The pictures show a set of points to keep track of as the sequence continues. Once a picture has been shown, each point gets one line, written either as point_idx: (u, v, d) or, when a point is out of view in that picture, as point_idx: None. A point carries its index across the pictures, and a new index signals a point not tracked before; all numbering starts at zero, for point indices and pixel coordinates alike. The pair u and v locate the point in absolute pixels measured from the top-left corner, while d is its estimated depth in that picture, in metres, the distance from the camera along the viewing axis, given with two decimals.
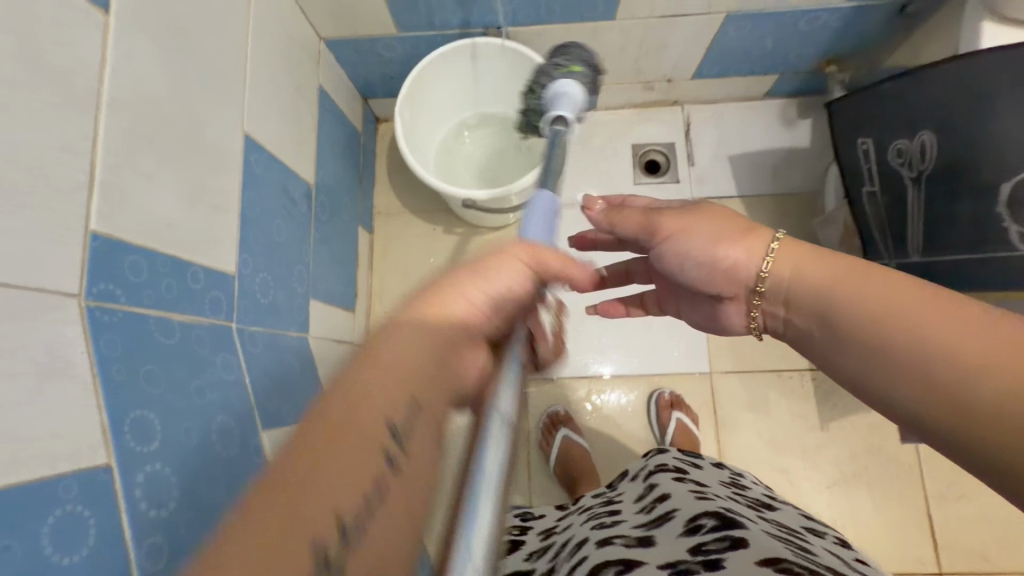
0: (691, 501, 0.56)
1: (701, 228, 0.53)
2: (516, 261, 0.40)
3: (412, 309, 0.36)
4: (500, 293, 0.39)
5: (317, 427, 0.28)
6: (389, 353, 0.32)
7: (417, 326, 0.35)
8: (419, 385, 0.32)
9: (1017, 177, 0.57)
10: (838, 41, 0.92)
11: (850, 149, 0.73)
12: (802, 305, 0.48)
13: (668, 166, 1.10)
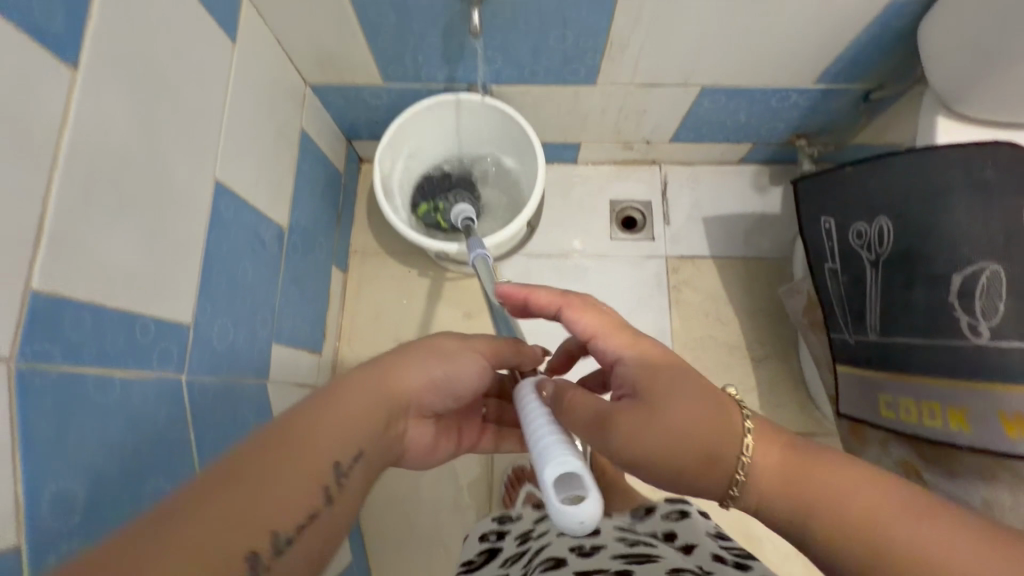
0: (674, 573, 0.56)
1: (660, 432, 0.42)
2: (470, 350, 0.54)
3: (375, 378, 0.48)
4: (444, 374, 0.52)
5: (278, 440, 0.37)
6: (352, 403, 0.44)
7: (373, 392, 0.46)
8: (370, 433, 0.44)
9: (965, 271, 0.60)
10: (807, 118, 0.96)
11: (814, 227, 0.75)
12: (774, 502, 0.40)
13: (644, 223, 1.12)
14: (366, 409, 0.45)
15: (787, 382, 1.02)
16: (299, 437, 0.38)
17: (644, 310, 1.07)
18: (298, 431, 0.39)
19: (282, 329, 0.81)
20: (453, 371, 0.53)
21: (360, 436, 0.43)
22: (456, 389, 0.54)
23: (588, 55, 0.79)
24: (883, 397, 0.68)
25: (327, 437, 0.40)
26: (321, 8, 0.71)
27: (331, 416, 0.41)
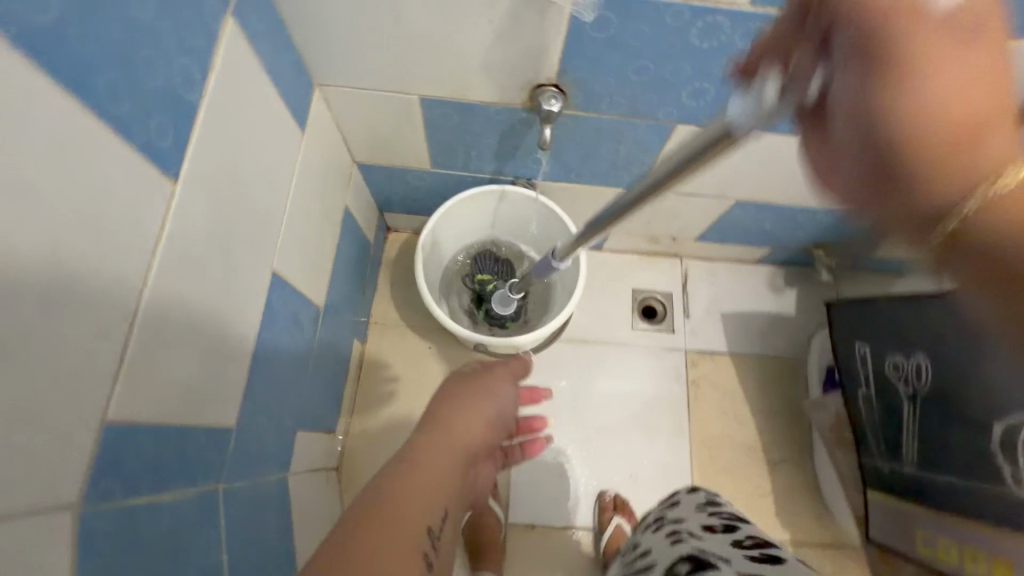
0: (670, 549, 0.57)
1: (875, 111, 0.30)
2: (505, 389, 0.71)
3: (429, 434, 0.60)
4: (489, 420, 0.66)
5: (367, 508, 0.47)
6: (415, 467, 0.54)
7: (427, 451, 0.57)
8: (433, 487, 0.54)
9: (1008, 420, 0.61)
10: (827, 233, 1.00)
11: (849, 350, 0.78)
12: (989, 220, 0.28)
13: (665, 315, 1.13)
14: (444, 464, 0.57)
15: (803, 490, 1.02)
16: (379, 501, 0.48)
17: (663, 406, 1.07)
18: (380, 510, 0.47)
19: (307, 415, 0.77)
20: (484, 417, 0.65)
21: (444, 488, 0.55)
22: (496, 431, 0.68)
23: (636, 165, 0.82)
24: (921, 532, 0.69)
25: (425, 489, 0.52)
26: (387, 103, 0.72)
27: (421, 473, 0.54)
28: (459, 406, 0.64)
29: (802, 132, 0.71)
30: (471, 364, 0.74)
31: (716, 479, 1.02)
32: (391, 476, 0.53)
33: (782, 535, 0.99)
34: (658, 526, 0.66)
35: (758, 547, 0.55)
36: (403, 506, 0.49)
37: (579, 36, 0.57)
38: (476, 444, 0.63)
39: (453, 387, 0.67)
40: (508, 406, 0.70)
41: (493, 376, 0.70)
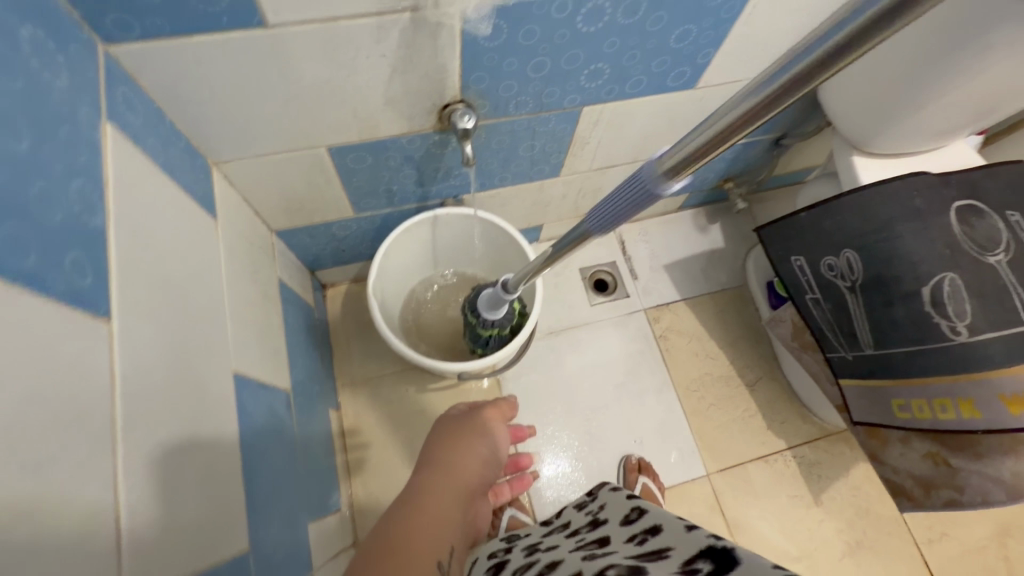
0: (620, 527, 0.67)
1: None
2: (495, 418, 0.82)
3: (436, 476, 0.69)
4: (486, 454, 0.76)
5: (391, 538, 0.56)
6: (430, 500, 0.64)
7: (435, 489, 0.66)
8: (444, 517, 0.63)
9: (931, 282, 0.71)
10: (730, 168, 1.09)
11: (787, 265, 0.87)
12: None
13: (616, 285, 1.18)
14: (446, 502, 0.66)
15: (782, 399, 1.11)
16: (395, 533, 0.57)
17: (644, 366, 1.11)
18: (400, 538, 0.56)
19: (312, 501, 0.73)
20: (481, 453, 0.75)
21: (449, 515, 0.65)
22: (490, 468, 0.77)
23: (554, 155, 0.84)
24: (896, 400, 0.77)
25: (430, 520, 0.61)
26: (295, 161, 0.68)
27: (427, 504, 0.63)
28: (458, 447, 0.74)
29: (692, 84, 0.76)
30: (459, 411, 0.83)
31: (710, 416, 1.08)
32: (399, 514, 0.61)
33: (779, 445, 1.07)
34: (579, 524, 0.76)
35: (640, 517, 0.67)
36: (418, 532, 0.58)
37: (474, 49, 0.58)
38: (472, 479, 0.73)
39: (448, 435, 0.76)
40: (501, 444, 0.79)
41: (482, 417, 0.80)
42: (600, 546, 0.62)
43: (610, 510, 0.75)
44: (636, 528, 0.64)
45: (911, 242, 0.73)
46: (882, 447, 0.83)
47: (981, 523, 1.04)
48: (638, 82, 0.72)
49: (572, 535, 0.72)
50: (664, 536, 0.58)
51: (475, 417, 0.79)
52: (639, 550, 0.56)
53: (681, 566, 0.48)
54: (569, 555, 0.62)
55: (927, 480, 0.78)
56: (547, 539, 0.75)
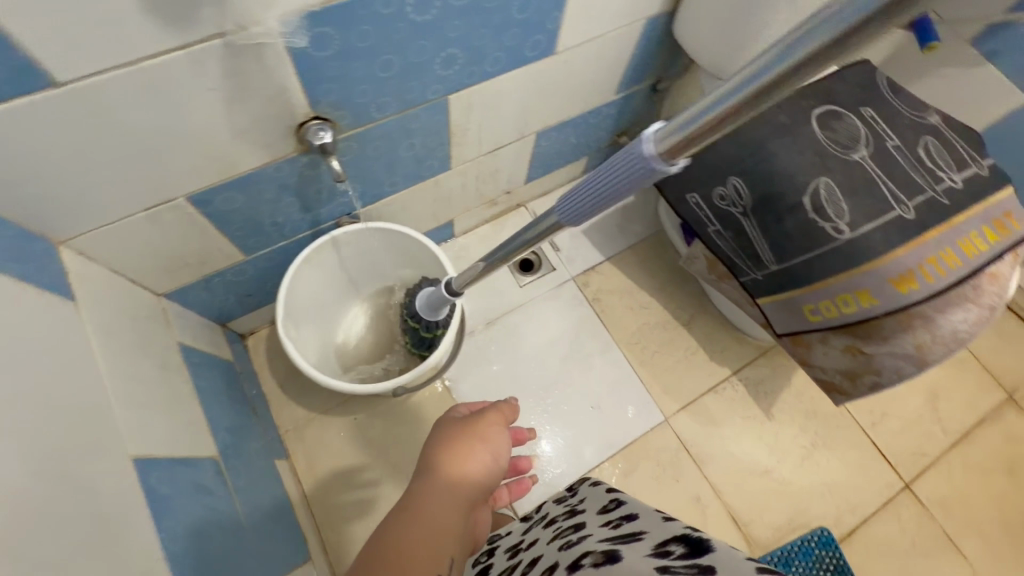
0: (596, 513, 0.69)
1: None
2: (499, 417, 0.71)
3: (433, 488, 0.61)
4: (490, 458, 0.66)
5: (378, 557, 0.52)
6: (423, 512, 0.58)
7: (431, 509, 0.58)
8: (438, 548, 0.55)
9: (809, 189, 0.76)
10: (619, 121, 1.11)
11: (685, 205, 0.89)
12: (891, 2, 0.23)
13: (541, 261, 1.19)
14: (441, 519, 0.58)
15: (718, 329, 1.15)
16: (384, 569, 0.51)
17: (585, 331, 1.13)
18: (390, 557, 0.52)
19: (270, 562, 0.69)
20: (482, 457, 0.66)
21: (444, 542, 0.56)
22: (494, 473, 0.68)
23: (437, 150, 0.82)
24: (806, 306, 0.81)
25: (424, 538, 0.55)
26: (156, 219, 0.64)
27: (421, 530, 0.56)
28: (457, 450, 0.65)
29: (551, 51, 0.76)
30: (459, 415, 0.74)
31: (656, 363, 1.12)
32: (391, 525, 0.56)
33: (725, 373, 1.12)
34: (556, 513, 0.78)
35: (615, 505, 0.69)
36: (410, 549, 0.53)
37: (309, 63, 0.55)
38: (472, 489, 0.64)
39: (447, 435, 0.67)
40: (504, 447, 0.69)
41: (486, 420, 0.69)
42: (576, 535, 0.63)
43: (588, 497, 0.78)
44: (614, 514, 0.66)
45: (783, 157, 0.77)
46: (808, 351, 0.87)
47: (913, 394, 1.13)
48: (495, 60, 0.71)
49: (550, 526, 0.73)
50: (639, 522, 0.59)
51: (478, 415, 0.70)
52: (615, 536, 0.57)
53: (654, 550, 0.50)
54: (550, 548, 0.63)
55: (851, 371, 0.83)
56: (527, 532, 0.76)
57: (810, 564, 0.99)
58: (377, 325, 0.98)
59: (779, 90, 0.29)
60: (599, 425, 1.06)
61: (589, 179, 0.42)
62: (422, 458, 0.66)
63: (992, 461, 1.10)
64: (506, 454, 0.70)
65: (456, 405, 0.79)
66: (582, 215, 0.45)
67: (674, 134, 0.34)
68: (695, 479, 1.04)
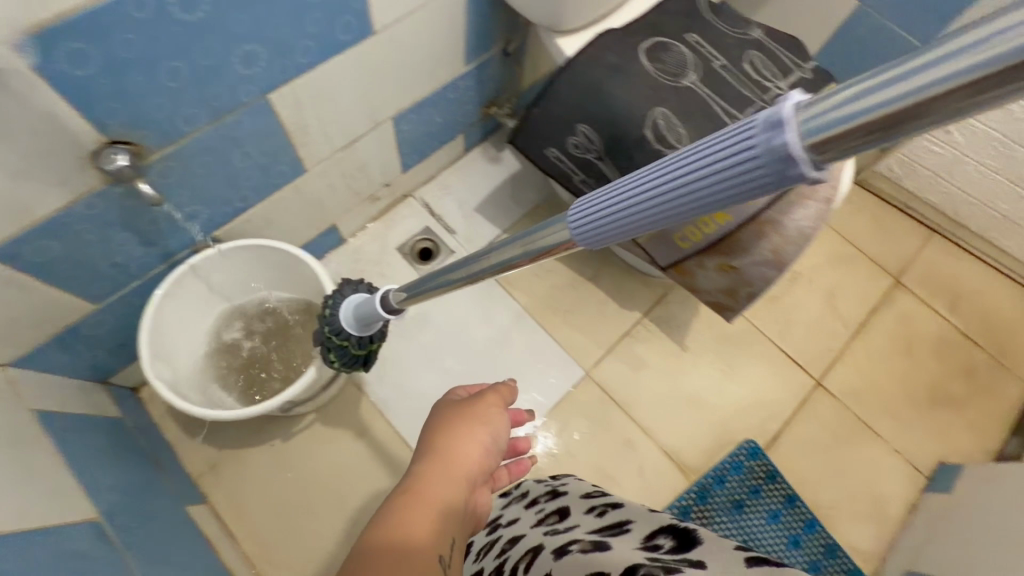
0: (578, 498, 0.73)
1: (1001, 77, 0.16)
2: (494, 400, 0.67)
3: (432, 469, 0.58)
4: (490, 439, 0.63)
5: (378, 540, 0.50)
6: (424, 491, 0.56)
7: (431, 493, 0.56)
8: (440, 530, 0.53)
9: (649, 120, 0.77)
10: (482, 92, 1.10)
11: (548, 160, 0.88)
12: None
13: (438, 246, 1.18)
14: (447, 499, 0.56)
15: (623, 275, 1.18)
16: (382, 552, 0.49)
17: (494, 306, 1.13)
18: (389, 541, 0.50)
19: None
20: (480, 439, 0.62)
21: (446, 524, 0.54)
22: (495, 455, 0.64)
23: (279, 153, 0.79)
24: (676, 235, 0.83)
25: (424, 521, 0.53)
26: None
27: (423, 511, 0.54)
28: (453, 432, 0.62)
29: (368, 32, 0.74)
30: (458, 397, 0.69)
31: (568, 322, 1.13)
32: (390, 508, 0.54)
33: (636, 315, 1.15)
34: (531, 492, 0.81)
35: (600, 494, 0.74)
36: (409, 533, 0.51)
37: (71, 83, 0.51)
38: (473, 472, 0.60)
39: (444, 418, 0.63)
40: (501, 428, 0.65)
41: (481, 401, 0.66)
42: (561, 522, 0.66)
43: (567, 479, 0.82)
44: (600, 503, 0.70)
45: (619, 95, 0.78)
46: (692, 278, 0.89)
47: (813, 297, 1.19)
48: (306, 49, 0.69)
49: (531, 507, 0.76)
50: (627, 513, 0.64)
51: (474, 398, 0.66)
52: (602, 527, 0.61)
53: (643, 543, 0.54)
54: (533, 531, 0.66)
55: (731, 286, 0.86)
56: (505, 511, 0.79)
57: (742, 477, 1.03)
58: (261, 347, 0.91)
59: (806, 159, 0.21)
60: (524, 394, 1.07)
61: (644, 171, 0.27)
62: (421, 441, 0.63)
63: (892, 341, 1.16)
64: (501, 434, 0.65)
65: (457, 386, 0.74)
66: (608, 235, 0.30)
67: (845, 119, 0.19)
68: (624, 423, 1.06)
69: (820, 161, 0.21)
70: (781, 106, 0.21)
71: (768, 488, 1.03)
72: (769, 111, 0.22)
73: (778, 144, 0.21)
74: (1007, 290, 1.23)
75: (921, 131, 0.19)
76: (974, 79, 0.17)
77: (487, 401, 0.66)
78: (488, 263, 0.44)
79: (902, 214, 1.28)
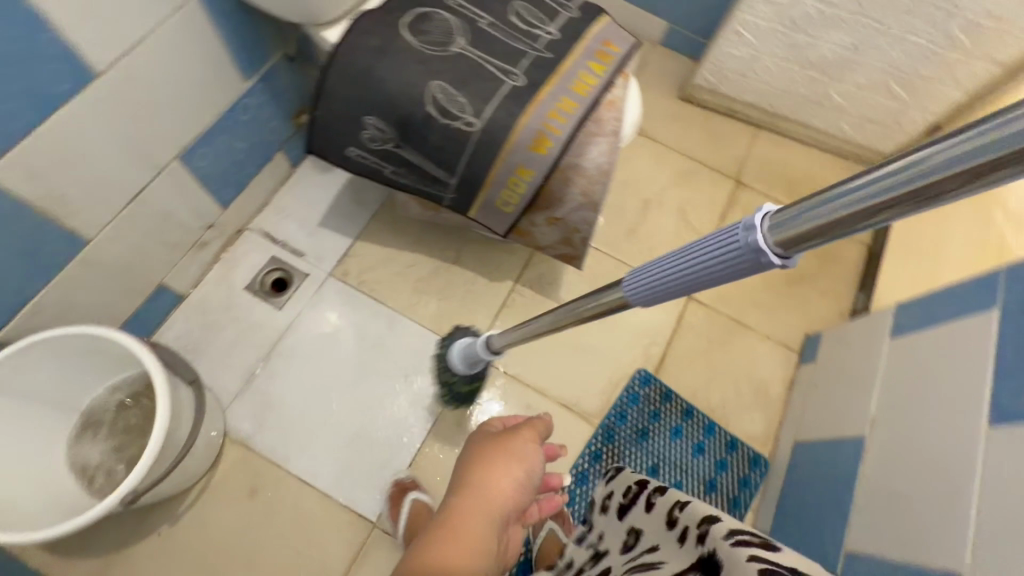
0: (635, 499, 0.78)
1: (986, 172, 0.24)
2: (530, 436, 0.74)
3: (467, 500, 0.65)
4: (523, 474, 0.69)
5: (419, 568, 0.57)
6: (462, 523, 0.62)
7: (467, 524, 0.62)
8: (478, 561, 0.60)
9: (429, 95, 0.75)
10: (284, 104, 1.03)
11: (353, 161, 0.84)
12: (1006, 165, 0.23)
13: (291, 273, 1.12)
14: (481, 529, 0.63)
15: (486, 249, 1.17)
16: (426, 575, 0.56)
17: (365, 317, 1.10)
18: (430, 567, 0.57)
19: None
20: (515, 475, 0.68)
21: (481, 554, 0.61)
22: (527, 490, 0.70)
23: (31, 231, 0.70)
24: (497, 202, 0.83)
25: (460, 549, 0.60)
26: None
27: (459, 537, 0.61)
28: (489, 466, 0.69)
29: (87, 76, 0.66)
30: (494, 430, 0.77)
31: (444, 310, 1.12)
32: (433, 537, 0.61)
33: (508, 285, 1.15)
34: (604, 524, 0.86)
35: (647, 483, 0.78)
36: (448, 562, 0.58)
37: None
38: (506, 504, 0.67)
39: (482, 452, 0.71)
40: (535, 464, 0.72)
41: (519, 439, 0.73)
42: (633, 542, 0.71)
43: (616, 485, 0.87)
44: (651, 496, 0.74)
45: (392, 77, 0.76)
46: (532, 237, 0.92)
47: (667, 219, 1.24)
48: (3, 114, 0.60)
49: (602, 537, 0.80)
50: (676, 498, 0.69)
51: (511, 433, 0.74)
52: (664, 533, 0.66)
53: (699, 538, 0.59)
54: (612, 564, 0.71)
55: (566, 235, 0.89)
56: (579, 550, 0.84)
57: (640, 406, 1.08)
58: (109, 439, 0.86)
59: (845, 224, 0.31)
60: (417, 395, 1.05)
61: (692, 247, 0.40)
62: (457, 475, 0.71)
63: None
64: (537, 467, 0.72)
65: (492, 419, 0.82)
66: (674, 288, 0.43)
67: (816, 219, 0.32)
68: (521, 391, 1.08)
69: (828, 239, 0.32)
70: (756, 216, 0.35)
71: (665, 408, 1.08)
72: (750, 220, 0.35)
73: (819, 219, 0.31)
74: (831, 165, 1.34)
75: (917, 210, 0.28)
76: (936, 176, 0.26)
77: (522, 431, 0.74)
78: (575, 312, 0.60)
79: (730, 119, 1.36)
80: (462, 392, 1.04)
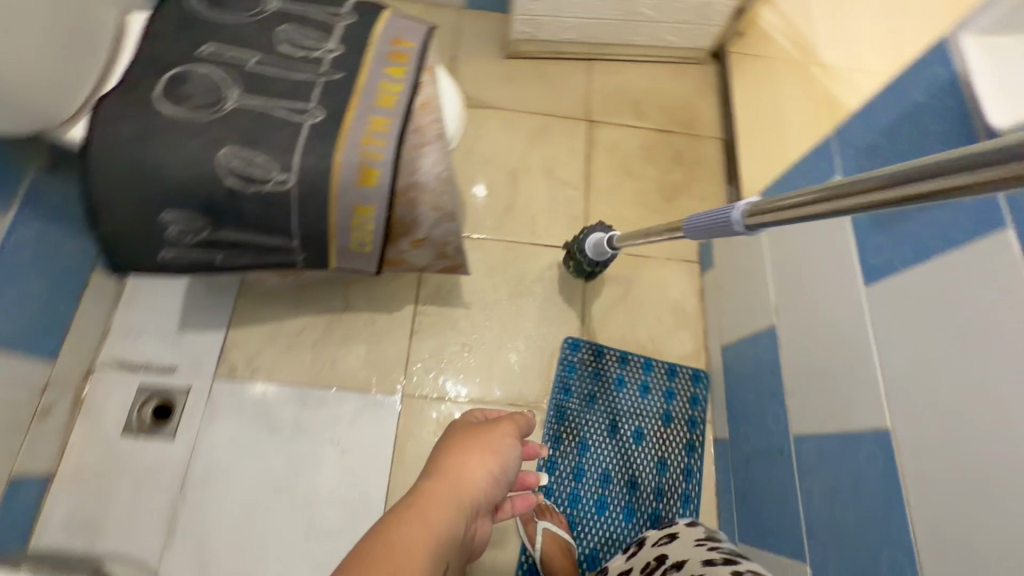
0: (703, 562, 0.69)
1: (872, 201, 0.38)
2: (511, 425, 0.72)
3: (436, 486, 0.60)
4: (499, 465, 0.66)
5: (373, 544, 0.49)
6: (428, 504, 0.56)
7: (435, 506, 0.56)
8: (443, 548, 0.53)
9: (223, 167, 0.65)
10: (70, 220, 0.87)
11: (171, 265, 0.72)
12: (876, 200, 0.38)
13: (169, 395, 0.98)
14: (450, 517, 0.56)
15: (371, 282, 1.09)
16: (383, 549, 0.48)
17: (270, 406, 0.99)
18: (387, 542, 0.49)
19: None
20: (489, 466, 0.65)
21: (447, 541, 0.54)
22: (499, 486, 0.66)
23: None
24: (351, 245, 0.74)
25: (425, 529, 0.52)
26: None
27: (427, 516, 0.54)
28: (463, 453, 0.65)
29: None
30: (476, 421, 0.74)
31: (353, 362, 1.04)
32: (394, 514, 0.54)
33: (408, 310, 1.09)
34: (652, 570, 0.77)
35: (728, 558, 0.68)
36: (409, 542, 0.50)
37: None
38: (479, 494, 0.62)
39: (458, 439, 0.67)
40: (511, 459, 0.68)
41: (497, 429, 0.70)
42: None
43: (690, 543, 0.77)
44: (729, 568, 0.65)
45: (171, 162, 0.65)
46: (405, 263, 0.84)
47: (537, 183, 1.22)
48: None
49: None
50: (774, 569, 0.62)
51: (492, 422, 0.71)
52: None
53: None
54: None
55: (439, 250, 0.82)
56: None
57: (578, 373, 1.08)
58: None
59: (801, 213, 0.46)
60: (359, 460, 0.98)
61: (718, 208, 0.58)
62: (429, 464, 0.65)
63: (615, 175, 1.25)
64: (516, 463, 0.69)
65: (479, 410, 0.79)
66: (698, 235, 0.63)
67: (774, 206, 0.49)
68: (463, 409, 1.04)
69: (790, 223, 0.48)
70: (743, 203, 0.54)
71: (602, 365, 1.09)
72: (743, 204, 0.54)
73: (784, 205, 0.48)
74: (665, 74, 1.37)
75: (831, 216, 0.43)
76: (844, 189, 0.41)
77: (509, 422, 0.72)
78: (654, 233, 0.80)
79: (559, 62, 1.34)
80: (587, 272, 1.06)
